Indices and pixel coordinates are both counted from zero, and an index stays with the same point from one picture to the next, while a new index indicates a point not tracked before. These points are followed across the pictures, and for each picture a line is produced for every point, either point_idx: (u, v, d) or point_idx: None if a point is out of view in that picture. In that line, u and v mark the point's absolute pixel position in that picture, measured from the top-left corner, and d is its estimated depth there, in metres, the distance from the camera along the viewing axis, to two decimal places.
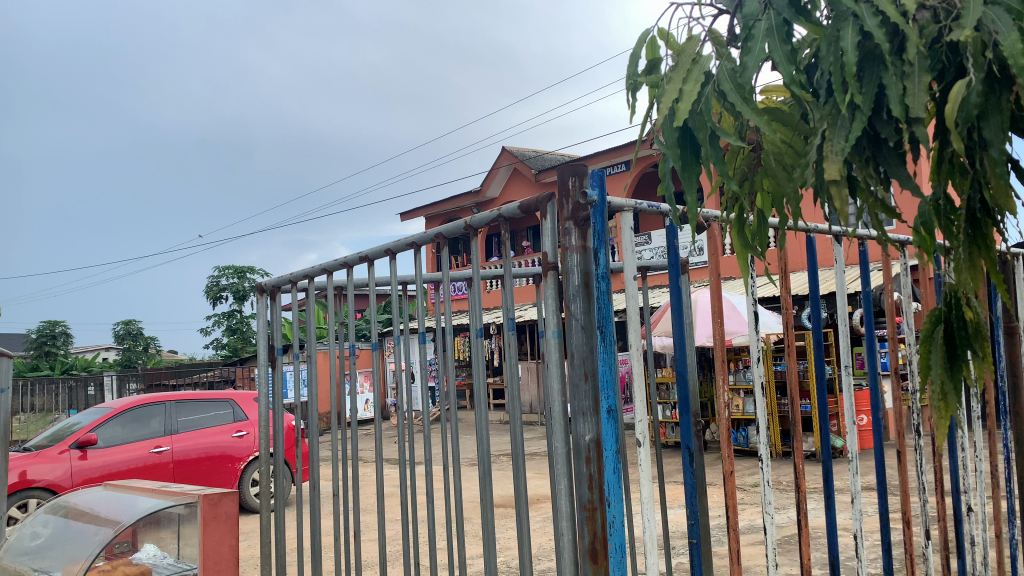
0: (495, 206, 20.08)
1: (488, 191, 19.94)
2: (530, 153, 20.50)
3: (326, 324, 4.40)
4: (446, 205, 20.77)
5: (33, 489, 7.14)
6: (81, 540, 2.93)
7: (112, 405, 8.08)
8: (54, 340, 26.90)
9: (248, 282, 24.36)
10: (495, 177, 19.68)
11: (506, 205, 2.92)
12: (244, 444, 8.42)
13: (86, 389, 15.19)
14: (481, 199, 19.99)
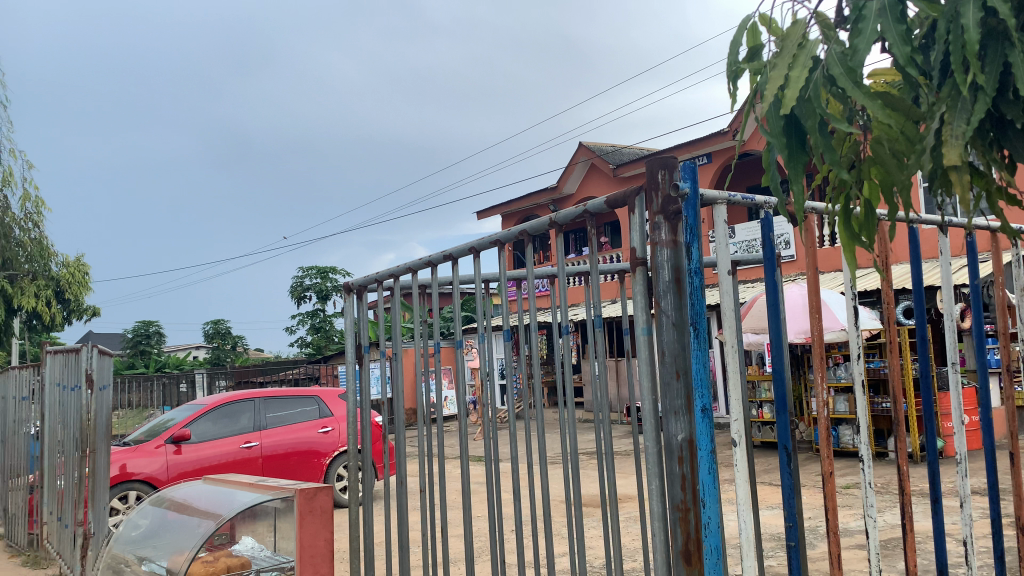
0: (572, 202, 19.95)
1: (566, 187, 19.86)
2: (608, 148, 20.31)
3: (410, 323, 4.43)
4: (523, 202, 20.78)
5: (132, 482, 7.46)
6: (182, 532, 3.03)
7: (204, 401, 8.39)
8: (149, 339, 28.12)
9: (330, 282, 24.93)
10: (572, 173, 19.55)
11: (592, 201, 2.88)
12: (330, 440, 8.61)
13: (179, 386, 15.81)
14: (558, 196, 19.93)
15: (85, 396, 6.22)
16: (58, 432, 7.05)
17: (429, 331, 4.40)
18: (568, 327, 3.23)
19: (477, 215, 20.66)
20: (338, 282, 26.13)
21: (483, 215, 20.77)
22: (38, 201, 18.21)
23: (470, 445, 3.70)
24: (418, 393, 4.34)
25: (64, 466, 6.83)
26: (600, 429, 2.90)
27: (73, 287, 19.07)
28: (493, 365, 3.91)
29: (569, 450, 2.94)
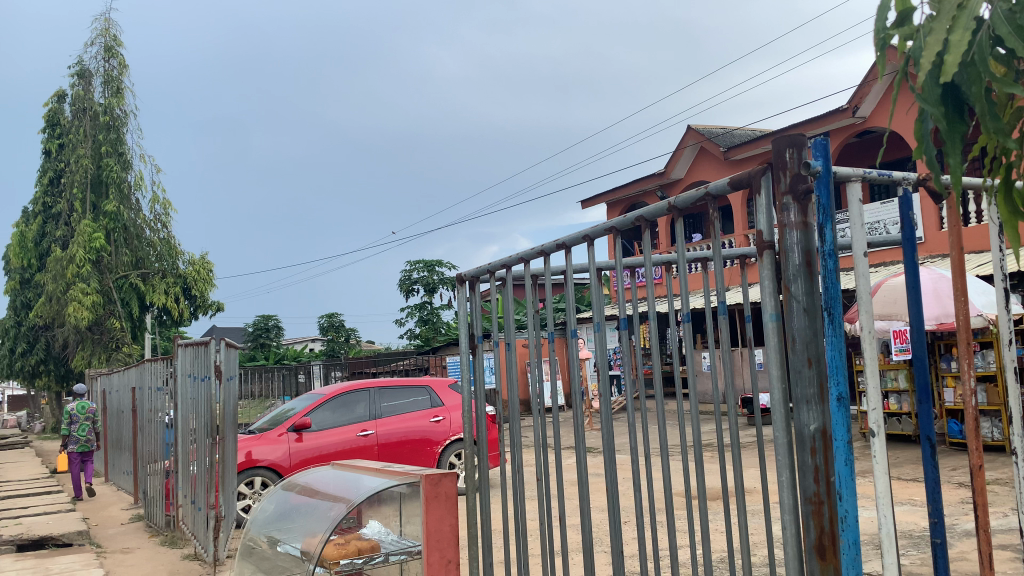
0: (680, 188, 19.52)
1: (673, 173, 19.47)
2: (717, 131, 19.75)
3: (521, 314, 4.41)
4: (629, 189, 20.51)
5: (258, 468, 7.80)
6: (314, 515, 3.14)
7: (322, 391, 8.70)
8: (268, 332, 29.49)
9: (436, 275, 25.40)
10: (679, 159, 19.10)
11: (715, 182, 2.77)
12: (442, 429, 8.78)
13: (297, 377, 16.48)
14: (666, 182, 19.56)
15: (214, 385, 6.55)
16: (190, 420, 7.46)
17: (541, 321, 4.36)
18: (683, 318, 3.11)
19: (582, 204, 20.53)
20: (445, 275, 26.58)
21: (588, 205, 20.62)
22: (166, 204, 19.34)
23: (580, 434, 3.63)
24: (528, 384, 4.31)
25: (196, 452, 7.22)
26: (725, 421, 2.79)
27: (199, 283, 19.79)
28: (606, 353, 3.85)
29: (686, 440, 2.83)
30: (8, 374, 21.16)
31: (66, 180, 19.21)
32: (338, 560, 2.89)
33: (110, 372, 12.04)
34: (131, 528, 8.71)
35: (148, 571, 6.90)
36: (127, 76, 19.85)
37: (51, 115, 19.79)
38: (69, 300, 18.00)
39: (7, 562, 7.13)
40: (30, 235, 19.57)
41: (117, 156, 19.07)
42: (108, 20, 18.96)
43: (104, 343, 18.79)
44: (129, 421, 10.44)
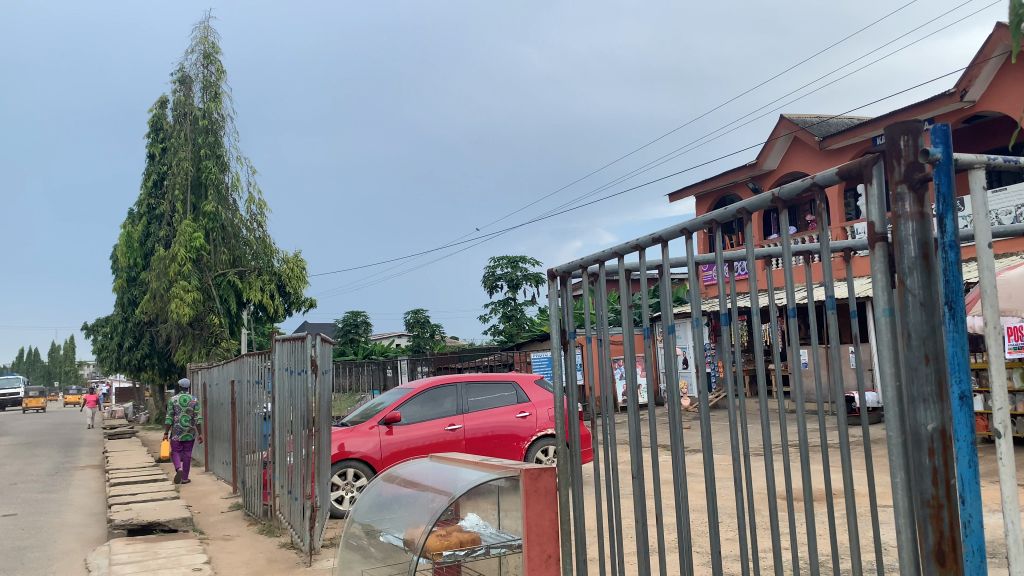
0: (772, 180, 19.02)
1: (765, 164, 18.96)
2: (812, 120, 19.12)
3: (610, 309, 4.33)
4: (719, 181, 20.08)
5: (350, 460, 7.98)
6: (415, 506, 3.20)
7: (411, 385, 8.85)
8: (357, 328, 30.25)
9: (520, 272, 25.50)
10: (773, 149, 18.61)
11: (822, 172, 2.67)
12: (528, 424, 8.81)
13: (384, 372, 16.88)
14: (756, 174, 19.07)
15: (311, 378, 6.77)
16: (287, 413, 7.71)
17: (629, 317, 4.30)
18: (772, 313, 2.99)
19: (669, 197, 20.22)
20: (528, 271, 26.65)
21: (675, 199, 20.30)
22: (261, 204, 20.02)
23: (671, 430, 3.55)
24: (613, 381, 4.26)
25: (293, 444, 7.46)
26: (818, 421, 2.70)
27: (293, 281, 20.54)
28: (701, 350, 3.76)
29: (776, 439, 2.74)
30: (116, 366, 22.35)
31: (168, 182, 20.12)
32: (440, 551, 2.94)
33: (211, 366, 12.55)
34: (231, 516, 9.06)
35: (248, 558, 7.16)
36: (225, 80, 20.61)
37: (154, 120, 20.78)
38: (171, 297, 18.83)
39: (119, 545, 7.53)
40: (136, 235, 20.58)
41: (215, 158, 19.86)
42: (206, 28, 19.76)
43: (203, 338, 19.61)
44: (229, 412, 10.85)
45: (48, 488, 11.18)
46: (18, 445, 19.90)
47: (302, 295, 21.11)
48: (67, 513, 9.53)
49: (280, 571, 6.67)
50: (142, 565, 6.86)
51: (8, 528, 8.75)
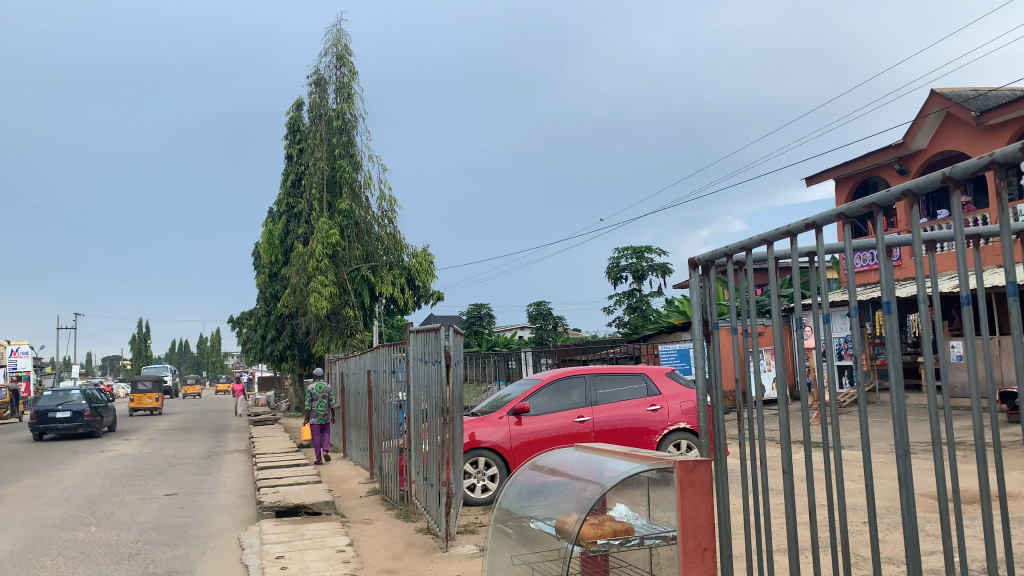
0: (921, 160, 17.87)
1: (913, 143, 17.85)
2: (968, 94, 17.79)
3: (745, 300, 4.19)
4: (862, 163, 19.08)
5: (481, 449, 8.12)
6: (565, 495, 3.23)
7: (539, 376, 8.91)
8: (481, 320, 31.06)
9: (645, 262, 25.22)
10: (922, 127, 17.47)
11: (1001, 149, 2.45)
12: (659, 418, 8.69)
13: (508, 363, 17.16)
14: (904, 154, 17.98)
15: (444, 368, 6.94)
16: (422, 401, 7.93)
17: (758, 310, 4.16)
18: (932, 299, 2.67)
19: (804, 182, 19.37)
20: (653, 262, 26.33)
21: (812, 183, 19.40)
22: (392, 200, 20.65)
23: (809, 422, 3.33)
24: (746, 374, 4.15)
25: (428, 431, 7.67)
26: (984, 417, 2.48)
27: (423, 274, 21.10)
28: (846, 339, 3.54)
29: (944, 434, 2.53)
30: (261, 356, 23.73)
31: (306, 182, 21.08)
32: (594, 539, 2.96)
33: (347, 357, 13.07)
34: (369, 500, 9.45)
35: (387, 542, 7.43)
36: (357, 81, 21.26)
37: (292, 122, 21.83)
38: (310, 291, 19.74)
39: (269, 526, 8.00)
40: (277, 233, 21.69)
41: (349, 158, 20.64)
42: (339, 31, 20.48)
43: (340, 330, 20.51)
44: (365, 401, 11.27)
45: (203, 470, 12.00)
46: (175, 428, 21.55)
47: (431, 288, 21.69)
48: (220, 494, 10.19)
49: (418, 555, 6.88)
50: (291, 545, 7.25)
51: (171, 506, 9.46)
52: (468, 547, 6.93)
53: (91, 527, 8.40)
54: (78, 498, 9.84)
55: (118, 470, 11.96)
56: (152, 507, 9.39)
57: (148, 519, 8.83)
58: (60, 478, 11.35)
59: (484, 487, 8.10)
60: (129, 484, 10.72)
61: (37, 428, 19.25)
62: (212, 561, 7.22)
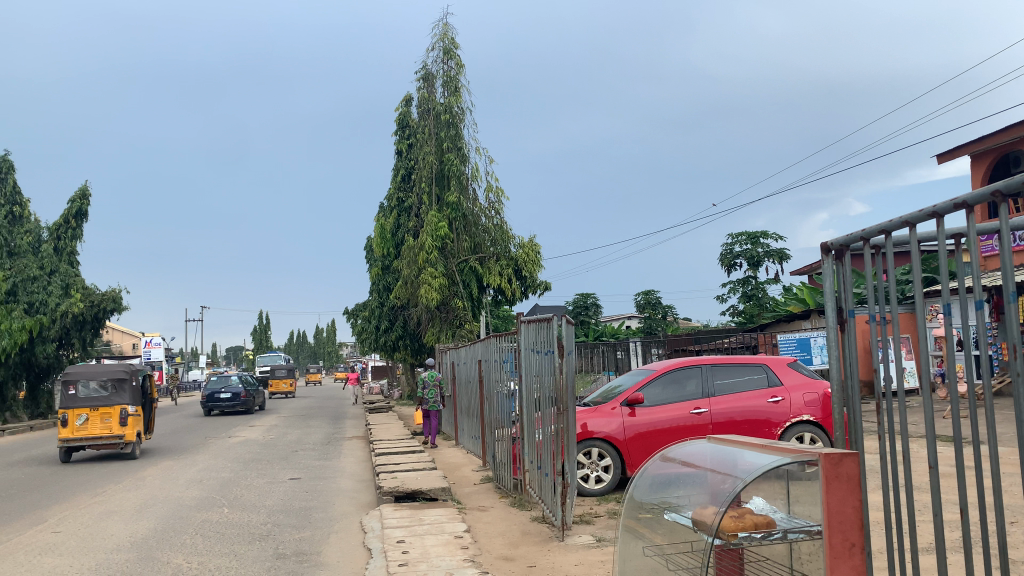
0: None
1: None
2: None
3: (884, 288, 3.94)
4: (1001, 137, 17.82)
5: (594, 439, 8.08)
6: (699, 487, 3.17)
7: (653, 367, 8.78)
8: (588, 310, 31.19)
9: (760, 248, 24.50)
10: None
11: None
12: (781, 410, 8.41)
13: (616, 353, 17.09)
14: None
15: (556, 358, 6.91)
16: (534, 391, 7.94)
17: (896, 299, 3.92)
18: None
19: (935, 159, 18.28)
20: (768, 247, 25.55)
21: (943, 159, 18.25)
22: (499, 192, 20.79)
23: (951, 416, 3.02)
24: (886, 368, 3.89)
25: (541, 421, 7.68)
26: None
27: (530, 265, 21.19)
28: (982, 335, 3.22)
29: None
30: (375, 346, 24.49)
31: (416, 176, 21.53)
32: (735, 532, 2.90)
33: (458, 346, 13.31)
34: (483, 488, 9.57)
35: (503, 529, 7.51)
36: (463, 74, 21.48)
37: (402, 117, 22.35)
38: (422, 282, 20.08)
39: (389, 511, 8.24)
40: (388, 227, 22.31)
41: (456, 151, 20.88)
42: (446, 25, 20.74)
43: (449, 321, 20.94)
44: (477, 390, 11.39)
45: (325, 456, 12.48)
46: (295, 415, 22.63)
47: (539, 278, 21.77)
48: (341, 479, 10.56)
49: (534, 544, 6.92)
50: (410, 530, 7.44)
51: (295, 490, 9.88)
52: (584, 537, 6.91)
53: (224, 508, 8.88)
54: (212, 480, 10.45)
55: (245, 455, 12.60)
56: (278, 490, 9.84)
57: (275, 501, 9.25)
58: (194, 461, 12.07)
59: (598, 478, 8.08)
60: (256, 468, 11.28)
61: (206, 405, 23.94)
62: (337, 544, 7.48)
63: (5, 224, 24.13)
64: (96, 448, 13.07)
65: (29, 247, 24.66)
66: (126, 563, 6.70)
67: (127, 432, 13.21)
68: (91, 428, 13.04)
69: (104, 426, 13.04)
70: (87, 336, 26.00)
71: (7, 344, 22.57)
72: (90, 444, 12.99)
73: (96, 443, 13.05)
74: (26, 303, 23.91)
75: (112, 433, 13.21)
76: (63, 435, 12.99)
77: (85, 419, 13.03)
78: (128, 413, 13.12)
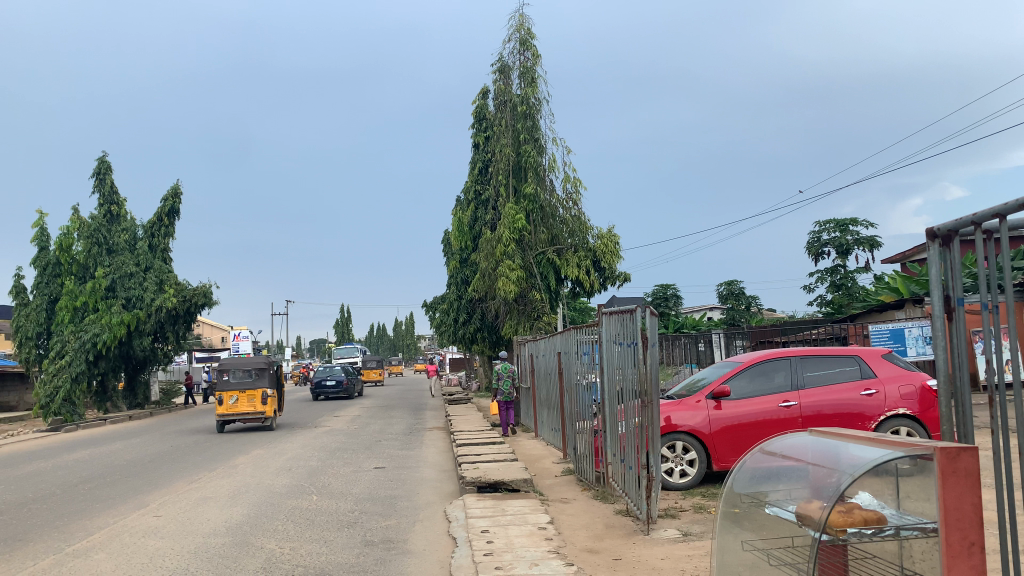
0: None
1: None
2: None
3: (994, 275, 3.72)
4: None
5: (679, 433, 7.96)
6: (803, 482, 3.08)
7: (740, 359, 8.60)
8: (668, 301, 30.98)
9: (850, 236, 23.70)
10: None
11: None
12: (875, 403, 8.11)
13: (698, 346, 16.85)
14: None
15: (641, 350, 6.82)
16: (617, 382, 7.86)
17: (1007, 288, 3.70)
18: None
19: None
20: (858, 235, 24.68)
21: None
22: (577, 182, 20.68)
23: None
24: (1000, 360, 3.68)
25: (624, 413, 7.60)
26: None
27: (608, 256, 21.02)
28: None
29: None
30: (453, 338, 24.81)
31: (493, 168, 21.63)
32: (843, 528, 2.79)
33: (537, 338, 13.34)
34: (565, 480, 9.56)
35: (587, 522, 7.47)
36: (540, 65, 21.40)
37: (479, 110, 22.49)
38: (499, 275, 20.17)
39: (472, 501, 8.32)
40: (466, 220, 22.59)
41: (533, 142, 20.85)
42: (522, 16, 20.70)
43: (527, 312, 21.02)
44: (557, 383, 11.37)
45: (408, 446, 12.71)
46: (377, 406, 23.13)
47: (617, 269, 21.58)
48: (425, 468, 10.72)
49: (619, 537, 6.87)
50: (494, 520, 7.49)
51: (380, 478, 10.08)
52: (670, 531, 6.82)
53: (313, 496, 9.13)
54: (300, 468, 10.77)
55: (332, 444, 12.96)
56: (364, 479, 10.05)
57: (361, 490, 9.46)
58: (283, 450, 12.48)
59: (683, 471, 7.96)
60: (342, 457, 11.57)
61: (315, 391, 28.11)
62: (422, 532, 7.59)
63: (104, 223, 25.30)
64: (244, 422, 16.62)
65: (126, 245, 25.84)
66: (223, 547, 6.95)
67: (267, 408, 16.66)
68: (241, 406, 16.62)
69: (250, 404, 16.58)
70: (180, 329, 27.26)
71: (108, 337, 23.82)
72: (239, 417, 16.56)
73: (243, 417, 16.60)
74: (124, 298, 25.19)
75: (257, 410, 16.70)
76: (220, 411, 16.66)
77: (236, 399, 16.63)
78: (268, 393, 16.57)
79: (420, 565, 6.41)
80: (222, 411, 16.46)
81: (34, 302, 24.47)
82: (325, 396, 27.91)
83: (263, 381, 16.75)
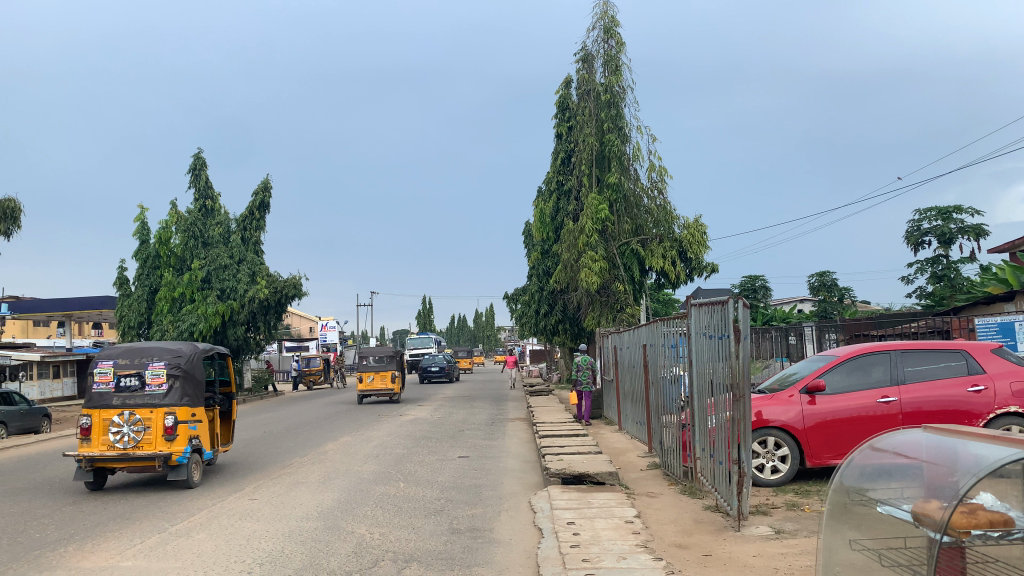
0: None
1: None
2: None
3: None
4: None
5: (770, 428, 7.75)
6: (919, 480, 2.92)
7: (835, 352, 8.30)
8: (756, 292, 30.35)
9: (953, 224, 22.59)
10: None
11: None
12: (983, 400, 7.69)
13: (788, 339, 16.36)
14: None
15: (732, 342, 6.65)
16: (706, 375, 7.70)
17: None
18: None
19: None
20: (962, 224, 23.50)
21: None
22: (663, 171, 20.35)
23: None
24: None
25: (714, 407, 7.43)
26: None
27: (695, 246, 20.65)
28: None
29: None
30: (534, 330, 24.85)
31: (577, 157, 21.51)
32: (967, 529, 2.63)
33: (620, 330, 13.20)
34: (650, 474, 9.42)
35: (675, 517, 7.35)
36: (625, 53, 21.06)
37: (562, 100, 22.39)
38: (582, 266, 20.05)
39: (557, 492, 8.31)
40: (548, 211, 22.59)
41: (617, 131, 20.55)
42: (606, 3, 20.43)
43: (609, 304, 20.78)
44: (641, 376, 11.22)
45: (492, 436, 12.82)
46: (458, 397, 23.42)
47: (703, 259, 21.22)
48: (508, 459, 10.76)
49: (709, 533, 6.72)
50: (580, 512, 7.45)
51: (465, 468, 10.17)
52: (761, 528, 6.63)
53: (400, 482, 9.30)
54: (387, 456, 10.99)
55: (417, 432, 13.20)
56: (449, 467, 10.17)
57: (447, 478, 9.56)
58: (370, 437, 12.78)
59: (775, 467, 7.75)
60: (427, 446, 11.75)
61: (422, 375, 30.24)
62: (507, 521, 7.62)
63: (200, 217, 26.43)
64: (378, 397, 20.05)
65: (221, 237, 26.77)
66: (315, 531, 7.13)
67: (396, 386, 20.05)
68: (377, 384, 20.11)
69: (383, 383, 20.03)
70: (271, 319, 28.26)
71: (204, 327, 24.85)
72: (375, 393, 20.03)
73: (377, 393, 20.04)
74: (219, 289, 26.06)
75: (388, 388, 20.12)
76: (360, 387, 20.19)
77: (372, 378, 20.13)
78: (398, 375, 19.93)
79: (508, 555, 6.41)
80: (360, 387, 19.97)
81: (136, 292, 25.69)
82: (431, 378, 30.03)
83: (393, 364, 20.14)
